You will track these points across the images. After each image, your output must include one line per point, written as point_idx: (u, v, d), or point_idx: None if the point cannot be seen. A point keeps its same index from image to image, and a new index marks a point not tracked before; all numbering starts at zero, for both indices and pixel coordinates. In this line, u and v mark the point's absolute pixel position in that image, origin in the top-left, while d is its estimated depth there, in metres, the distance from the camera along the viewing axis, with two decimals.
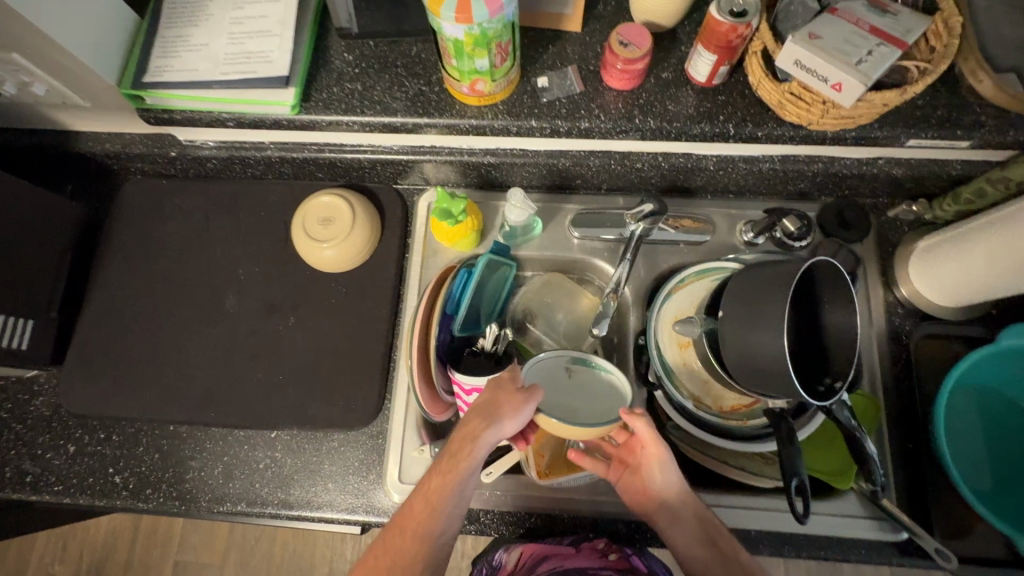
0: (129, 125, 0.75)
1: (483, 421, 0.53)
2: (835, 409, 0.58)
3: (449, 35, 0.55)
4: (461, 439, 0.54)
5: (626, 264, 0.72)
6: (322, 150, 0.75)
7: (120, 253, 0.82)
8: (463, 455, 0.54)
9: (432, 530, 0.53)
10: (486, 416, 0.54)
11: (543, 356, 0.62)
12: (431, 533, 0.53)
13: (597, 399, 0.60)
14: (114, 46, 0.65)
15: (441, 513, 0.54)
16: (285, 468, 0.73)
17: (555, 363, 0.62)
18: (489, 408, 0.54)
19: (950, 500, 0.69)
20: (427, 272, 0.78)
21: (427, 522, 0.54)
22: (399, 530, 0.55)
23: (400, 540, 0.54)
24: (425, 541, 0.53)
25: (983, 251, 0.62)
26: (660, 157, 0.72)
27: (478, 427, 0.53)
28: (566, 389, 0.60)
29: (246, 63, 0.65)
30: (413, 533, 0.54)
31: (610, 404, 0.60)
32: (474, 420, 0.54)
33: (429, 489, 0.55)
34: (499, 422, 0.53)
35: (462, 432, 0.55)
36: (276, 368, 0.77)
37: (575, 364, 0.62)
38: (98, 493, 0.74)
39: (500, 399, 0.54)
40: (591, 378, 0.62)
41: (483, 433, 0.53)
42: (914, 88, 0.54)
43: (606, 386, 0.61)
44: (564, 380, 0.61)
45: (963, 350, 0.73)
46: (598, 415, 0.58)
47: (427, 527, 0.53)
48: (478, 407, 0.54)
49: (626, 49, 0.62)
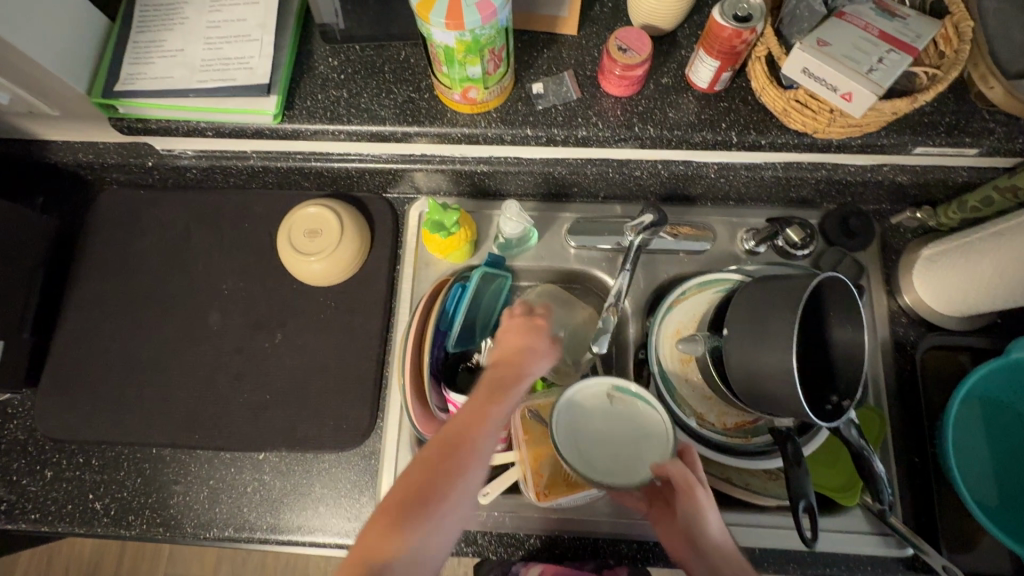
0: (102, 135, 0.71)
1: (527, 351, 0.55)
2: (842, 428, 0.56)
3: (439, 42, 0.52)
4: (504, 365, 0.54)
5: (625, 275, 0.69)
6: (307, 159, 0.71)
7: (97, 268, 0.79)
8: (511, 377, 0.52)
9: (481, 441, 0.46)
10: (531, 346, 0.56)
11: (581, 384, 0.59)
12: (480, 445, 0.46)
13: (636, 434, 0.58)
14: (82, 52, 0.61)
15: (491, 426, 0.47)
16: (274, 491, 0.71)
17: (594, 389, 0.60)
18: (530, 342, 0.56)
19: (956, 515, 0.68)
20: (419, 284, 0.76)
21: (476, 431, 0.46)
22: (437, 446, 0.45)
23: (442, 452, 0.45)
24: (474, 452, 0.45)
25: (990, 262, 0.60)
26: (660, 165, 0.69)
27: (524, 357, 0.54)
28: (602, 420, 0.59)
29: (225, 70, 0.61)
30: (460, 445, 0.45)
31: (649, 442, 0.57)
32: (519, 351, 0.55)
33: (477, 404, 0.49)
34: (542, 352, 0.55)
35: (506, 360, 0.54)
36: (263, 387, 0.74)
37: (617, 392, 0.59)
38: (78, 520, 0.71)
39: (536, 333, 0.57)
40: (633, 407, 0.59)
41: (530, 363, 0.54)
42: (925, 96, 0.51)
43: (649, 420, 0.58)
44: (603, 407, 0.59)
45: (968, 361, 0.72)
46: (632, 453, 0.57)
47: (477, 436, 0.46)
48: (520, 340, 0.56)
49: (626, 54, 0.59)
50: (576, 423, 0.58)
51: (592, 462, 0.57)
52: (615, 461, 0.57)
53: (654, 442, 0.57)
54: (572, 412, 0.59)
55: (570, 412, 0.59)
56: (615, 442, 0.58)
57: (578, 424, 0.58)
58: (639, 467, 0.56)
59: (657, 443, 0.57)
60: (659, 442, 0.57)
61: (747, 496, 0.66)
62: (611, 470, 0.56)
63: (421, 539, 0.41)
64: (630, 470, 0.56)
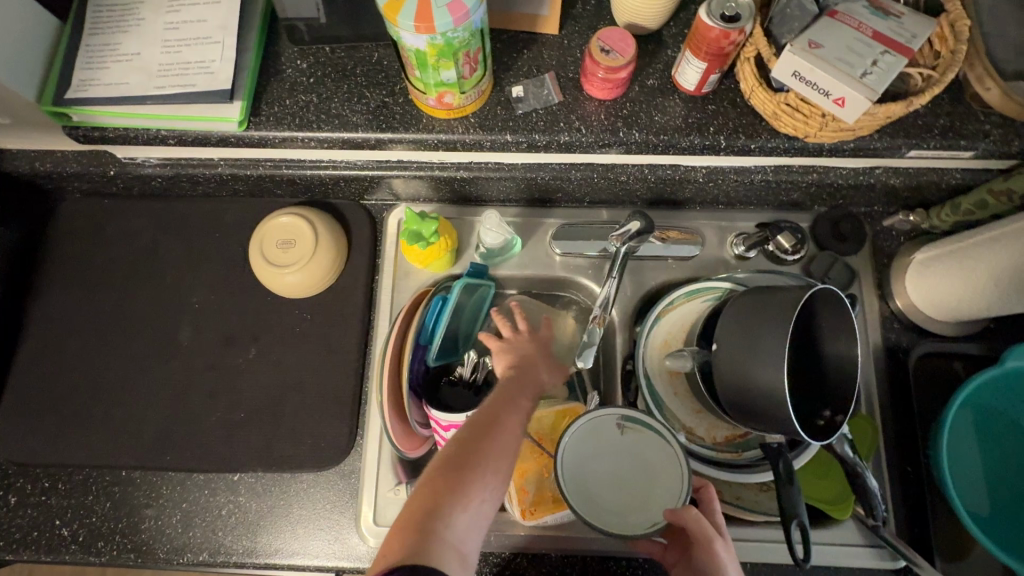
0: (58, 143, 0.67)
1: (537, 360, 0.61)
2: (835, 443, 0.54)
3: (409, 46, 0.49)
4: (519, 368, 0.59)
5: (613, 282, 0.67)
6: (278, 166, 0.68)
7: (60, 282, 0.75)
8: (528, 379, 0.57)
9: (512, 422, 0.51)
10: (541, 356, 0.62)
11: (591, 415, 0.58)
12: (514, 426, 0.51)
13: (646, 467, 0.57)
14: (29, 56, 0.57)
15: (520, 414, 0.52)
16: (250, 513, 0.68)
17: (604, 420, 0.58)
18: (539, 353, 0.62)
19: (949, 524, 0.67)
20: (399, 294, 0.73)
21: (508, 414, 0.51)
22: (476, 425, 0.50)
23: (481, 430, 0.49)
24: (509, 432, 0.50)
25: (986, 268, 0.59)
26: (646, 170, 0.67)
27: (536, 365, 0.60)
28: (613, 452, 0.57)
29: (184, 75, 0.58)
30: (497, 423, 0.50)
31: (661, 476, 0.56)
32: (531, 360, 0.61)
33: (505, 395, 0.54)
34: (550, 362, 0.62)
35: (521, 365, 0.60)
36: (237, 405, 0.71)
37: (627, 422, 0.58)
38: (43, 548, 0.68)
39: (543, 344, 0.64)
40: (644, 439, 0.58)
41: (542, 370, 0.60)
42: (920, 100, 0.49)
43: (660, 453, 0.57)
44: (614, 439, 0.58)
45: (961, 367, 0.70)
46: (645, 488, 0.56)
47: (510, 419, 0.51)
48: (531, 350, 0.62)
49: (609, 56, 0.56)
50: (586, 457, 0.57)
51: (602, 499, 0.56)
52: (626, 497, 0.56)
53: (665, 477, 0.56)
54: (580, 448, 0.57)
55: (580, 445, 0.57)
56: (626, 476, 0.57)
57: (588, 457, 0.57)
58: (652, 504, 0.55)
59: (669, 477, 0.56)
60: (672, 477, 0.56)
61: (736, 511, 0.65)
62: (622, 508, 0.55)
63: (472, 502, 0.45)
64: (641, 508, 0.55)
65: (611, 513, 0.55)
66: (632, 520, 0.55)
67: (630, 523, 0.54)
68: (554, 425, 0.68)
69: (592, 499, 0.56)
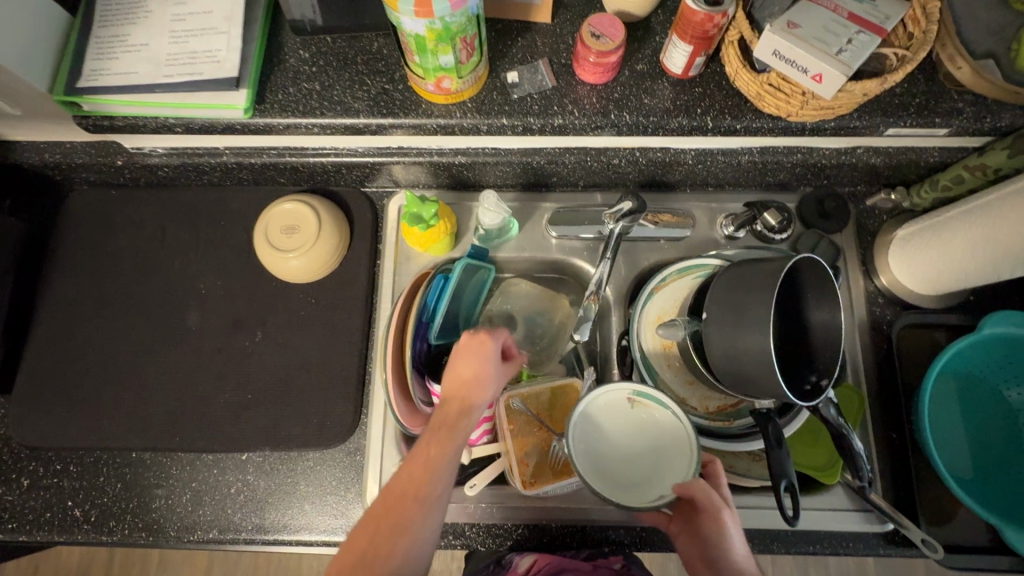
0: (68, 134, 0.69)
1: (475, 382, 0.55)
2: (821, 407, 0.57)
3: (409, 31, 0.51)
4: (449, 405, 0.54)
5: (606, 264, 0.69)
6: (282, 154, 0.70)
7: (69, 270, 0.77)
8: (460, 420, 0.53)
9: (431, 491, 0.48)
10: (481, 376, 0.55)
11: (602, 389, 0.60)
12: (432, 496, 0.48)
13: (658, 441, 0.60)
14: (41, 47, 0.59)
15: (441, 477, 0.49)
16: (258, 491, 0.70)
17: (616, 394, 0.61)
18: (478, 371, 0.55)
19: (933, 489, 0.70)
20: (400, 279, 0.75)
21: (424, 484, 0.48)
22: (390, 503, 0.48)
23: (395, 511, 0.47)
24: (427, 505, 0.47)
25: (962, 240, 0.62)
26: (637, 153, 0.69)
27: (473, 392, 0.54)
28: (622, 426, 0.61)
29: (191, 64, 0.60)
30: (410, 498, 0.48)
31: (670, 450, 0.59)
32: (468, 385, 0.55)
33: (426, 455, 0.50)
34: (492, 381, 0.55)
35: (455, 397, 0.54)
36: (245, 386, 0.73)
37: (638, 396, 0.60)
38: (57, 528, 0.69)
39: (484, 359, 0.56)
40: (653, 413, 0.60)
41: (479, 398, 0.54)
42: (894, 76, 0.52)
43: (669, 428, 0.59)
44: (625, 413, 0.61)
45: (943, 338, 0.73)
46: (655, 461, 0.59)
47: (426, 489, 0.48)
48: (469, 371, 0.55)
49: (599, 41, 0.58)
50: (597, 430, 0.60)
51: (611, 471, 0.59)
52: (639, 471, 0.59)
53: (675, 451, 0.59)
54: (596, 420, 0.60)
55: (591, 417, 0.60)
56: (634, 450, 0.60)
57: (598, 430, 0.60)
58: (661, 477, 0.58)
59: (678, 451, 0.58)
60: (681, 451, 0.58)
61: (730, 479, 0.68)
62: (632, 481, 0.58)
63: None
64: (655, 482, 0.58)
65: (619, 483, 0.58)
66: (640, 491, 0.57)
67: (644, 495, 0.57)
68: (551, 402, 0.71)
69: (601, 470, 0.59)
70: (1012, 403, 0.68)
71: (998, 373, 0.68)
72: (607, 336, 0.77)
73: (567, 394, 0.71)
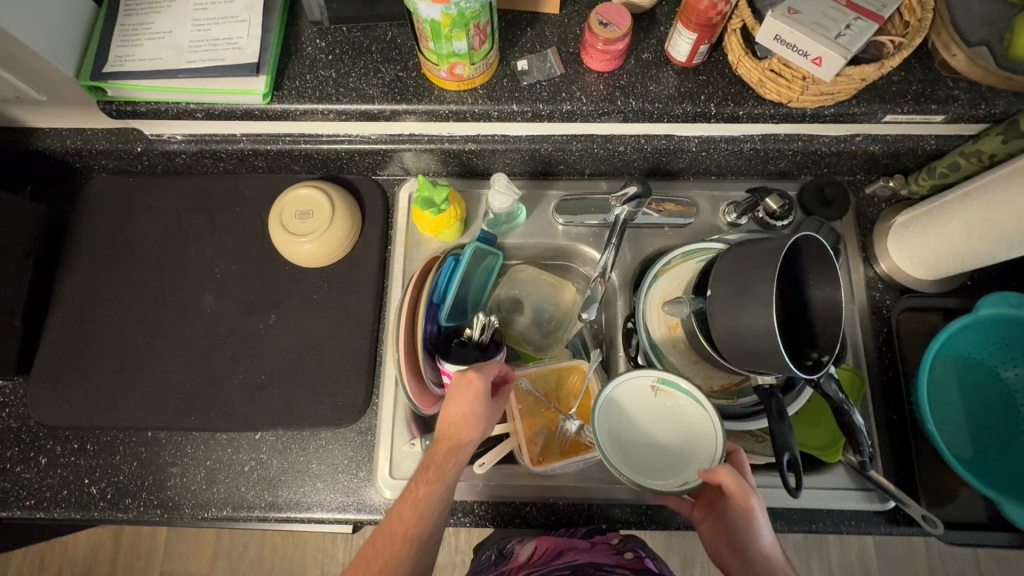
0: (89, 120, 0.71)
1: (464, 423, 0.55)
2: (822, 382, 0.57)
3: (425, 16, 0.53)
4: (441, 444, 0.55)
5: (611, 250, 0.71)
6: (296, 141, 0.72)
7: (87, 255, 0.79)
8: (448, 460, 0.54)
9: (420, 533, 0.51)
10: (469, 417, 0.55)
11: (627, 376, 0.62)
12: (421, 536, 0.51)
13: (683, 428, 0.61)
14: (69, 34, 0.61)
15: (428, 518, 0.51)
16: (271, 469, 0.71)
17: (640, 381, 0.62)
18: (468, 411, 0.55)
19: (933, 469, 0.71)
20: (411, 263, 0.77)
21: (414, 526, 0.51)
22: (384, 539, 0.51)
23: (387, 547, 0.51)
24: (415, 544, 0.51)
25: (958, 224, 0.63)
26: (643, 140, 0.71)
27: (462, 432, 0.55)
28: (646, 413, 0.62)
29: (213, 50, 0.62)
30: (401, 539, 0.51)
31: (694, 437, 0.60)
32: (457, 425, 0.55)
33: (416, 496, 0.52)
34: (481, 420, 0.55)
35: (446, 436, 0.55)
36: (259, 367, 0.75)
37: (662, 384, 0.61)
38: (74, 505, 0.71)
39: (472, 400, 0.55)
40: (677, 401, 0.61)
41: (468, 438, 0.55)
42: (891, 61, 0.54)
43: (694, 414, 0.60)
44: (649, 400, 0.62)
45: (940, 321, 0.75)
46: (680, 448, 0.60)
47: (415, 531, 0.51)
48: (458, 411, 0.55)
49: (607, 29, 0.60)
50: (622, 417, 0.62)
51: (636, 457, 0.60)
52: (663, 458, 0.60)
53: (700, 438, 0.60)
54: (620, 407, 0.62)
55: (616, 405, 0.62)
56: (658, 436, 0.61)
57: (623, 416, 0.62)
58: (686, 463, 0.59)
59: (703, 437, 0.59)
60: (706, 437, 0.59)
61: None
62: (656, 468, 0.60)
63: None
64: (679, 469, 0.59)
65: (644, 469, 0.59)
66: (666, 477, 0.59)
67: (669, 481, 0.58)
68: (558, 382, 0.74)
69: (626, 455, 0.60)
70: (1010, 383, 0.70)
71: (994, 354, 0.70)
72: (613, 320, 0.78)
73: (573, 375, 0.74)
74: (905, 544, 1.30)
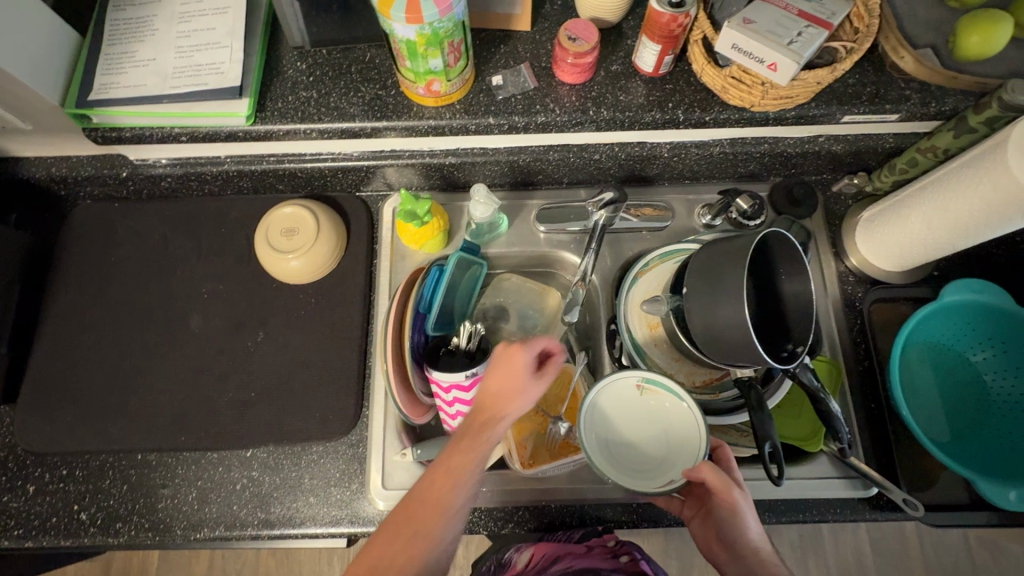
0: (76, 146, 0.72)
1: (506, 395, 0.51)
2: (798, 372, 0.58)
3: (400, 37, 0.56)
4: (480, 415, 0.52)
5: (591, 254, 0.74)
6: (280, 161, 0.74)
7: (73, 282, 0.79)
8: (484, 433, 0.50)
9: (450, 506, 0.47)
10: (510, 389, 0.52)
11: (614, 377, 0.63)
12: (450, 508, 0.47)
13: (668, 426, 0.62)
14: (55, 65, 0.63)
15: (459, 491, 0.48)
16: (263, 486, 0.71)
17: (626, 381, 0.63)
18: (510, 382, 0.52)
19: (911, 453, 0.73)
20: (397, 276, 0.79)
21: (444, 497, 0.47)
22: (409, 509, 0.48)
23: (413, 517, 0.47)
24: (443, 517, 0.47)
25: (920, 216, 0.65)
26: (617, 148, 0.74)
27: (501, 404, 0.51)
28: (634, 413, 0.63)
29: (195, 76, 0.64)
30: (431, 510, 0.47)
31: (680, 437, 0.61)
32: (496, 396, 0.52)
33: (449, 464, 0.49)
34: (523, 393, 0.51)
35: (483, 409, 0.52)
36: (248, 384, 0.75)
37: (647, 384, 0.62)
38: (62, 533, 0.70)
39: (515, 371, 0.52)
40: (662, 400, 0.62)
41: (507, 411, 0.51)
42: (842, 65, 0.58)
43: (679, 415, 0.61)
44: (636, 400, 0.63)
45: (909, 310, 0.78)
46: (665, 447, 0.61)
47: (445, 501, 0.47)
48: (501, 381, 0.52)
49: (575, 43, 0.63)
50: (607, 418, 0.63)
51: (622, 456, 0.61)
52: (649, 458, 0.61)
53: (683, 437, 0.61)
54: (606, 406, 0.63)
55: (602, 406, 0.63)
56: (645, 436, 0.62)
57: (609, 418, 0.63)
58: (671, 463, 0.60)
59: (688, 439, 0.61)
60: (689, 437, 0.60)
61: None
62: (642, 468, 0.61)
63: None
64: (663, 469, 0.60)
65: (629, 468, 0.61)
66: (651, 477, 0.60)
67: (653, 481, 0.59)
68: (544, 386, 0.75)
69: (612, 456, 0.61)
70: (979, 366, 0.72)
71: (962, 338, 0.73)
72: (597, 322, 0.81)
73: (559, 378, 0.76)
74: (900, 538, 1.32)
